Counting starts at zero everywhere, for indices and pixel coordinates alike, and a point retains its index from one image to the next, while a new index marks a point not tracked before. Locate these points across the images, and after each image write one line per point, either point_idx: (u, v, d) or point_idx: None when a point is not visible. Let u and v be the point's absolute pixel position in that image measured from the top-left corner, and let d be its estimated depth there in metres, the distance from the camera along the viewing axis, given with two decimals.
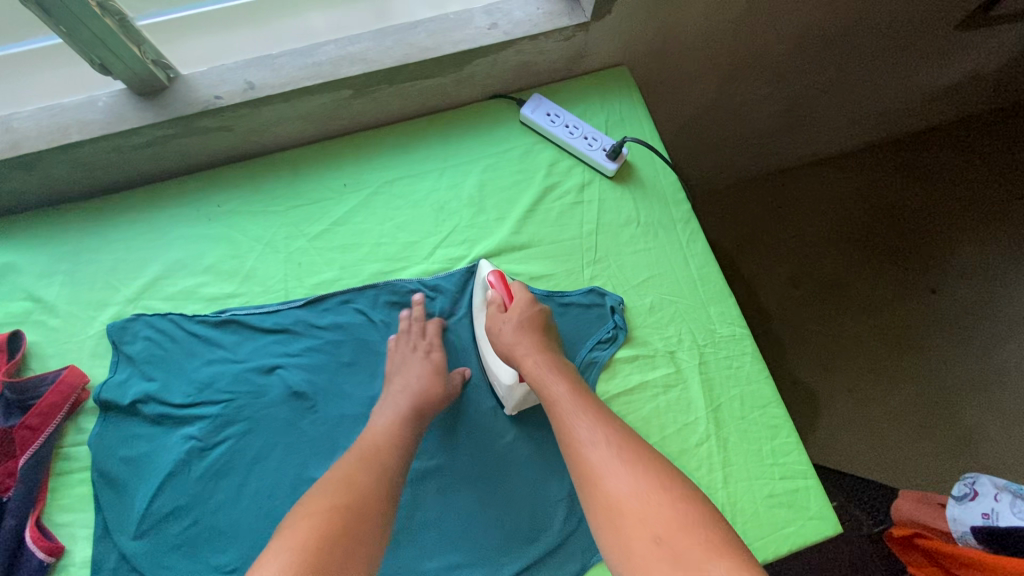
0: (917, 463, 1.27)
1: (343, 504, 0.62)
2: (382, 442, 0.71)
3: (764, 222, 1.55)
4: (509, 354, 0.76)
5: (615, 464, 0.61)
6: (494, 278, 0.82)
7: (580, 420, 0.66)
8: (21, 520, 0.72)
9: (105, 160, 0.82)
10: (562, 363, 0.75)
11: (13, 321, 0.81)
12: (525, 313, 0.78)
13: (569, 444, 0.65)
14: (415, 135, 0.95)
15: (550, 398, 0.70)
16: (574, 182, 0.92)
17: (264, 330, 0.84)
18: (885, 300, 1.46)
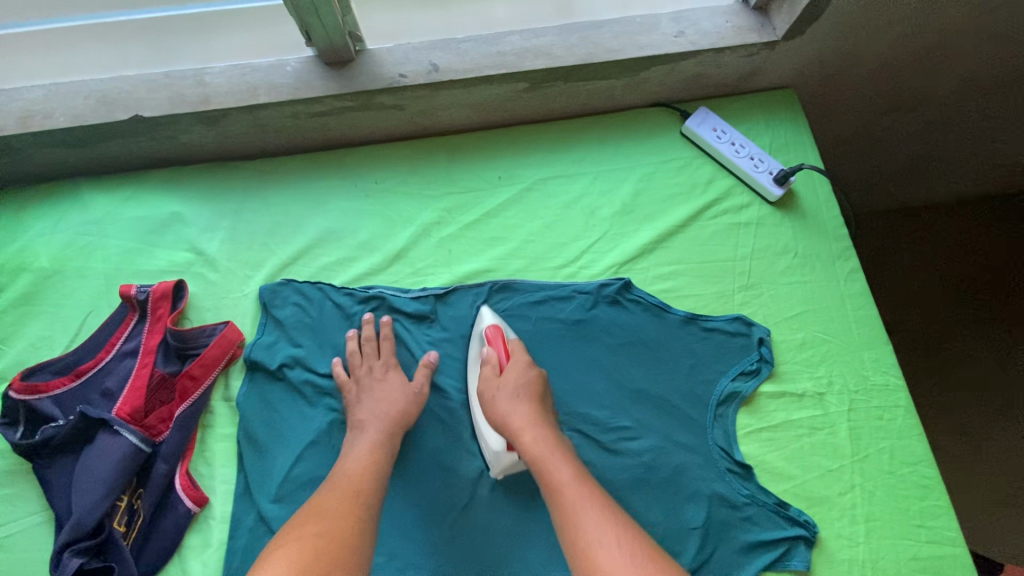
0: None
1: (318, 541, 0.58)
2: (358, 470, 0.68)
3: (927, 245, 1.27)
4: (504, 426, 0.71)
5: (626, 564, 0.57)
6: (491, 333, 0.78)
7: (584, 511, 0.62)
8: (173, 465, 0.74)
9: (280, 125, 0.83)
10: (557, 437, 0.71)
11: (177, 270, 0.83)
12: (523, 380, 0.74)
13: (571, 540, 0.61)
14: (571, 133, 0.92)
15: (549, 487, 0.65)
16: (734, 203, 0.88)
17: (402, 313, 0.84)
18: (1023, 377, 1.14)
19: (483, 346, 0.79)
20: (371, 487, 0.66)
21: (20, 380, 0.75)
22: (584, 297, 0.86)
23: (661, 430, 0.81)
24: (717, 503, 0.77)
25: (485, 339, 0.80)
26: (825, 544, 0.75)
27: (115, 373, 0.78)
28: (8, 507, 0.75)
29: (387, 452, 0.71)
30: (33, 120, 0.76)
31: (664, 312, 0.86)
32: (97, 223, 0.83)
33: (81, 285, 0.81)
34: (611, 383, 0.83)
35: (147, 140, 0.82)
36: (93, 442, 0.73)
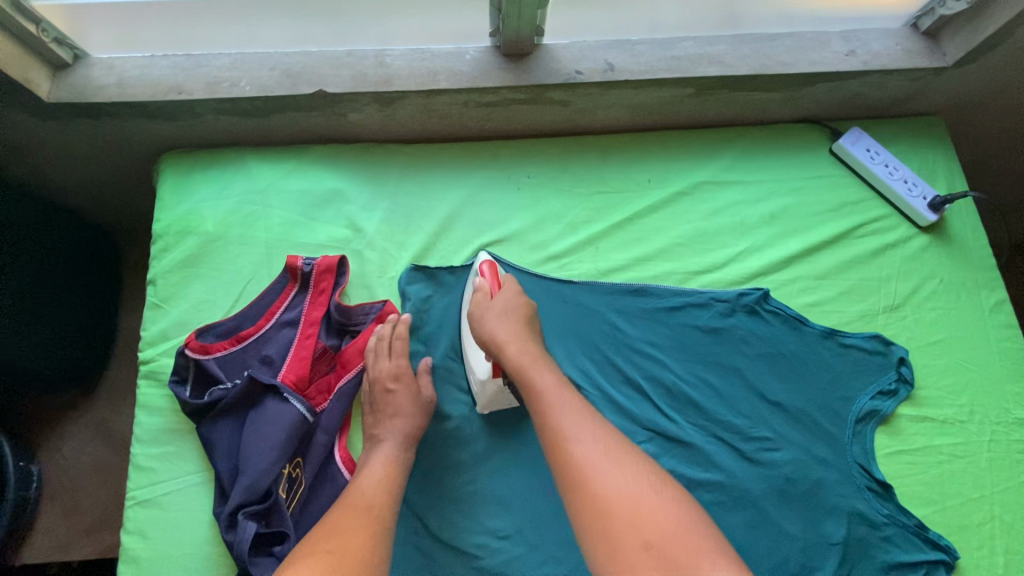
0: None
1: (328, 550, 0.57)
2: (370, 485, 0.67)
3: None
4: (489, 342, 0.71)
5: (604, 458, 0.59)
6: (484, 268, 0.78)
7: (563, 411, 0.63)
8: (333, 437, 0.76)
9: (447, 111, 0.85)
10: (542, 351, 0.71)
11: (336, 246, 0.84)
12: (510, 304, 0.74)
13: (556, 441, 0.61)
14: (720, 142, 0.92)
15: (528, 385, 0.66)
16: (881, 225, 0.89)
17: (536, 306, 0.84)
18: None
19: (476, 276, 0.78)
20: (384, 501, 0.65)
21: (193, 340, 0.77)
22: (721, 305, 0.85)
23: (801, 443, 0.78)
24: (857, 521, 0.76)
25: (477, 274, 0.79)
26: (964, 571, 0.74)
27: (276, 342, 0.79)
28: (166, 465, 0.75)
29: (402, 466, 0.71)
30: (220, 87, 0.79)
31: (802, 325, 0.84)
32: (261, 193, 0.85)
33: (243, 251, 0.83)
34: (746, 394, 0.81)
35: (319, 116, 0.84)
36: (259, 408, 0.74)
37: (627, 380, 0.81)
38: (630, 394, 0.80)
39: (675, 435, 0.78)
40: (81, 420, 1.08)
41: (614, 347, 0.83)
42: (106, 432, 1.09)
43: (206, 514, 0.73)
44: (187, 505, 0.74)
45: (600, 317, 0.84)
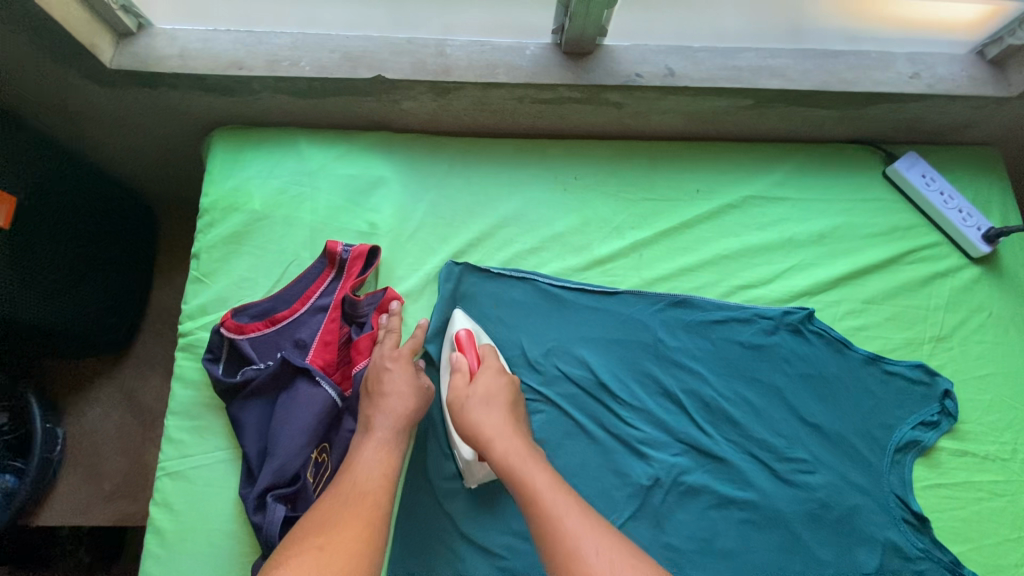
0: None
1: (319, 547, 0.54)
2: (365, 470, 0.64)
3: None
4: (471, 437, 0.67)
5: (618, 573, 0.52)
6: (462, 337, 0.75)
7: (562, 516, 0.57)
8: None
9: (502, 106, 0.84)
10: (531, 445, 0.66)
11: (378, 232, 0.84)
12: (492, 390, 0.70)
13: (554, 563, 0.55)
14: (773, 157, 0.91)
15: (523, 489, 0.60)
16: (932, 253, 0.87)
17: (575, 309, 0.83)
18: None
19: (455, 351, 0.75)
20: (381, 487, 0.63)
21: (228, 318, 0.75)
22: (765, 321, 0.83)
23: (838, 468, 0.77)
24: (890, 552, 0.74)
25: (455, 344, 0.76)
26: None
27: (309, 326, 0.78)
28: (196, 438, 0.75)
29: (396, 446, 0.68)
30: (279, 65, 0.79)
31: (845, 349, 0.82)
32: (309, 174, 0.85)
33: (286, 231, 0.83)
34: (784, 414, 0.79)
35: (374, 103, 0.84)
36: (291, 390, 0.73)
37: (662, 390, 0.80)
38: (665, 404, 0.79)
39: (710, 450, 0.77)
40: (109, 387, 1.09)
41: (652, 356, 0.81)
42: (131, 400, 1.09)
43: (231, 492, 0.73)
44: (213, 482, 0.73)
45: (640, 324, 0.83)
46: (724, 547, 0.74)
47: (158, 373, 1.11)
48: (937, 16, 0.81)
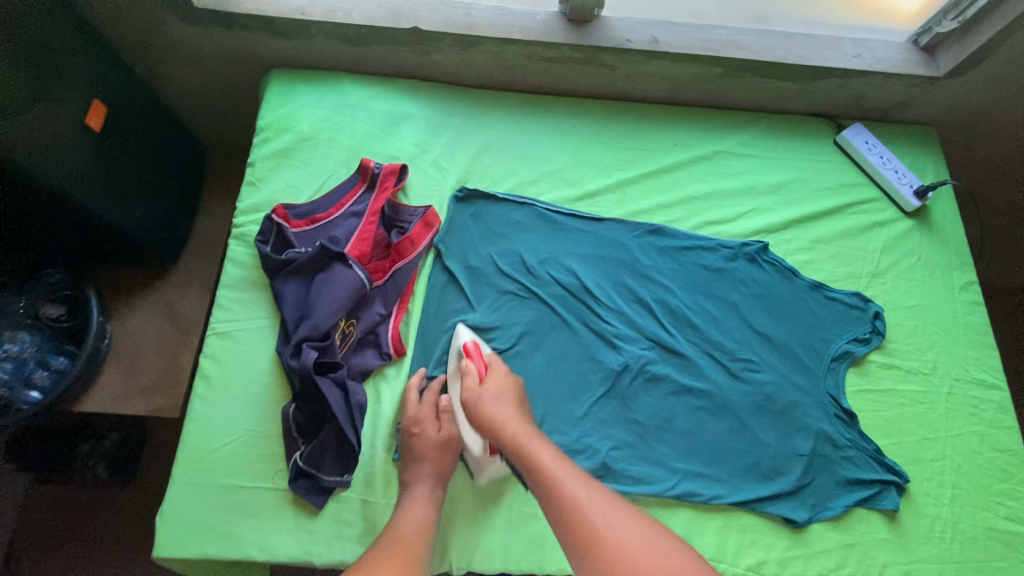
0: None
1: None
2: (407, 527, 0.70)
3: None
4: (485, 427, 0.73)
5: (608, 519, 0.60)
6: (471, 348, 0.83)
7: (564, 478, 0.64)
8: (390, 310, 0.88)
9: (514, 62, 1.01)
10: (536, 430, 0.73)
11: (404, 158, 0.99)
12: (503, 387, 0.77)
13: (557, 511, 0.62)
14: (740, 122, 1.08)
15: (529, 461, 0.67)
16: (872, 205, 1.03)
17: (566, 231, 0.98)
18: None
19: (462, 358, 0.83)
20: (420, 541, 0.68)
21: (280, 209, 0.91)
22: (726, 251, 0.98)
23: (782, 369, 0.91)
24: (822, 439, 0.87)
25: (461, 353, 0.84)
26: (912, 496, 0.85)
27: (343, 227, 0.93)
28: (242, 307, 0.89)
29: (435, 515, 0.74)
30: (335, 14, 0.96)
31: (793, 277, 0.97)
32: (350, 108, 1.02)
33: (327, 152, 0.99)
34: (738, 325, 0.93)
35: (408, 53, 1.01)
36: (327, 271, 0.87)
37: (635, 300, 0.94)
38: (636, 311, 0.93)
39: (672, 348, 0.91)
40: (152, 297, 1.22)
41: (630, 272, 0.96)
42: (170, 309, 1.22)
43: (269, 352, 0.87)
44: (253, 344, 0.87)
45: (620, 245, 0.98)
46: (682, 427, 0.87)
47: (196, 288, 1.25)
48: (882, 4, 0.99)
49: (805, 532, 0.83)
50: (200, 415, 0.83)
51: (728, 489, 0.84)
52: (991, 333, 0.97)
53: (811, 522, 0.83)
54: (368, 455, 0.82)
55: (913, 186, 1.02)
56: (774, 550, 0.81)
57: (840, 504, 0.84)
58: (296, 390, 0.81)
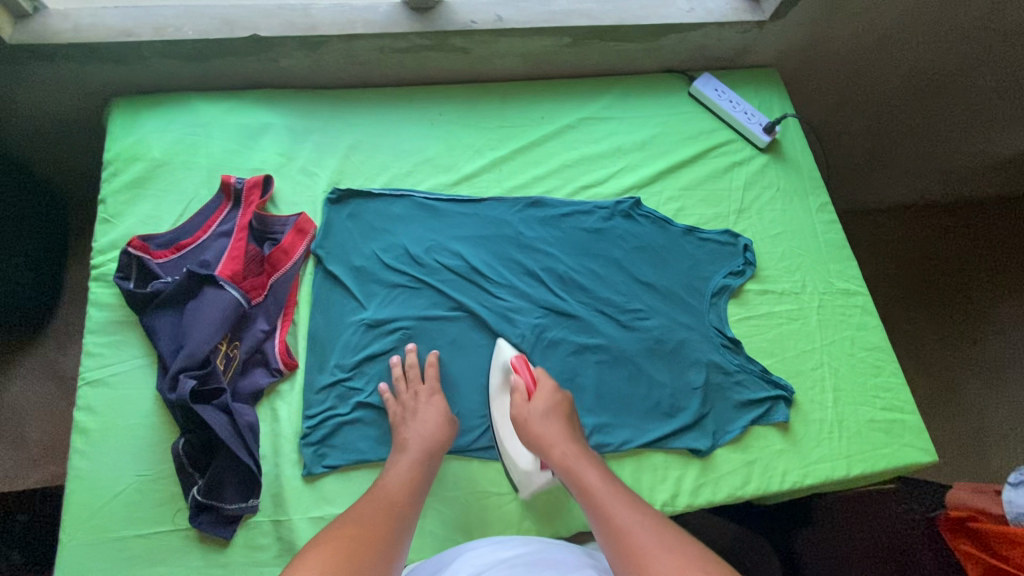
0: (966, 442, 1.42)
1: (352, 534, 0.61)
2: (398, 486, 0.71)
3: (886, 226, 1.70)
4: (537, 446, 0.77)
5: (655, 547, 0.63)
6: (517, 362, 0.84)
7: (613, 504, 0.68)
8: (274, 325, 0.86)
9: (368, 57, 1.01)
10: (585, 448, 0.78)
11: (269, 169, 0.96)
12: (552, 402, 0.80)
13: (608, 534, 0.66)
14: (599, 87, 1.12)
15: (580, 485, 0.72)
16: (730, 147, 1.10)
17: (447, 216, 0.98)
18: (955, 322, 1.56)
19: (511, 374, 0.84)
20: (405, 500, 0.69)
21: (137, 240, 0.86)
22: (603, 211, 1.02)
23: (668, 312, 0.96)
24: (713, 370, 0.93)
25: (510, 369, 0.85)
26: (800, 404, 0.92)
27: (213, 249, 0.89)
28: (114, 351, 0.83)
29: (424, 470, 0.74)
30: (166, 31, 0.92)
31: (667, 225, 1.02)
32: (203, 126, 0.98)
33: (186, 174, 0.95)
34: (624, 279, 0.98)
35: (255, 61, 0.98)
36: (199, 296, 0.83)
37: (525, 271, 0.96)
38: (527, 282, 0.95)
39: (567, 312, 0.93)
40: (30, 361, 1.14)
41: (515, 246, 0.98)
42: (52, 370, 1.14)
43: (151, 391, 0.82)
44: (132, 385, 0.82)
45: (503, 222, 0.99)
46: (585, 385, 0.90)
47: (78, 343, 1.17)
48: None
49: (710, 459, 0.87)
50: (83, 471, 0.77)
51: (636, 434, 0.87)
52: (848, 246, 1.06)
53: (714, 449, 0.88)
54: (272, 476, 0.79)
55: (762, 124, 1.10)
56: (685, 482, 0.85)
57: (737, 425, 0.89)
58: (182, 423, 0.77)
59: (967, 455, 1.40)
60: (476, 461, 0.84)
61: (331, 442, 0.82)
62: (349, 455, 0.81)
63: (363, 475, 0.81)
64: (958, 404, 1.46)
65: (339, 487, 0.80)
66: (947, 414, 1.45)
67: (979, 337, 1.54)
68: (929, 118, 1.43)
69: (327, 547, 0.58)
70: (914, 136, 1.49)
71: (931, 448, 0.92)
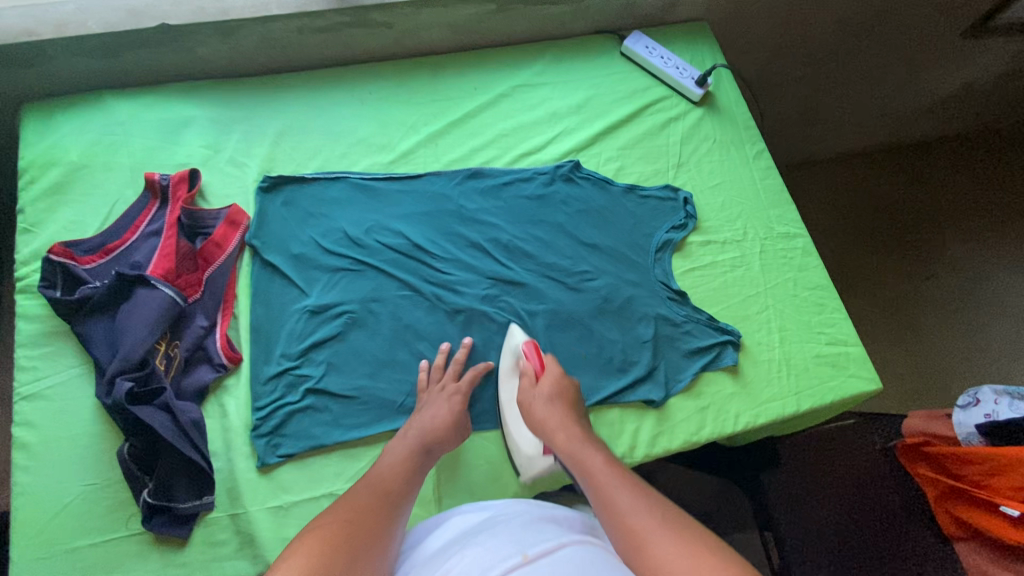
0: (915, 375, 1.48)
1: (347, 520, 0.60)
2: (392, 471, 0.70)
3: (828, 174, 1.75)
4: (540, 429, 0.77)
5: (659, 524, 0.58)
6: (528, 349, 0.84)
7: (614, 487, 0.65)
8: (214, 321, 0.84)
9: (287, 39, 0.98)
10: (589, 433, 0.76)
11: (196, 163, 0.94)
12: (558, 389, 0.80)
13: (604, 508, 0.63)
14: (530, 54, 1.12)
15: (581, 465, 0.70)
16: (665, 104, 1.10)
17: (385, 195, 0.97)
18: (901, 264, 1.61)
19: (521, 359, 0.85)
20: (399, 487, 0.68)
21: (58, 246, 0.82)
22: (543, 177, 1.02)
23: (614, 271, 0.97)
24: (662, 322, 0.94)
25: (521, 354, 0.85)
26: (748, 348, 0.94)
27: (143, 250, 0.86)
28: (48, 362, 0.81)
29: (420, 461, 0.73)
30: (67, 27, 0.88)
31: (608, 185, 1.03)
32: (121, 124, 0.94)
33: (108, 176, 0.91)
34: (568, 243, 0.98)
35: (167, 52, 0.94)
36: (131, 297, 0.81)
37: (469, 243, 0.95)
38: (472, 254, 0.95)
39: (514, 279, 0.93)
40: None
41: (457, 219, 0.97)
42: None
43: (92, 399, 0.80)
44: (71, 396, 0.80)
45: (442, 196, 0.98)
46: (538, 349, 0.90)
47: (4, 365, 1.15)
48: None
49: (665, 409, 0.89)
50: (28, 487, 0.75)
51: (590, 392, 0.88)
52: (786, 191, 1.08)
53: (668, 399, 0.89)
54: (226, 470, 0.78)
55: (694, 78, 1.10)
56: (642, 434, 0.87)
57: (688, 374, 0.91)
58: (124, 427, 0.75)
59: (918, 385, 1.46)
60: None
61: (284, 431, 0.81)
62: (302, 442, 0.81)
63: (320, 461, 0.81)
64: (904, 340, 1.52)
65: (296, 475, 0.79)
66: (895, 351, 1.51)
67: (922, 274, 1.60)
68: (860, 62, 1.46)
69: (318, 533, 0.57)
70: (849, 79, 1.52)
71: (877, 376, 0.95)
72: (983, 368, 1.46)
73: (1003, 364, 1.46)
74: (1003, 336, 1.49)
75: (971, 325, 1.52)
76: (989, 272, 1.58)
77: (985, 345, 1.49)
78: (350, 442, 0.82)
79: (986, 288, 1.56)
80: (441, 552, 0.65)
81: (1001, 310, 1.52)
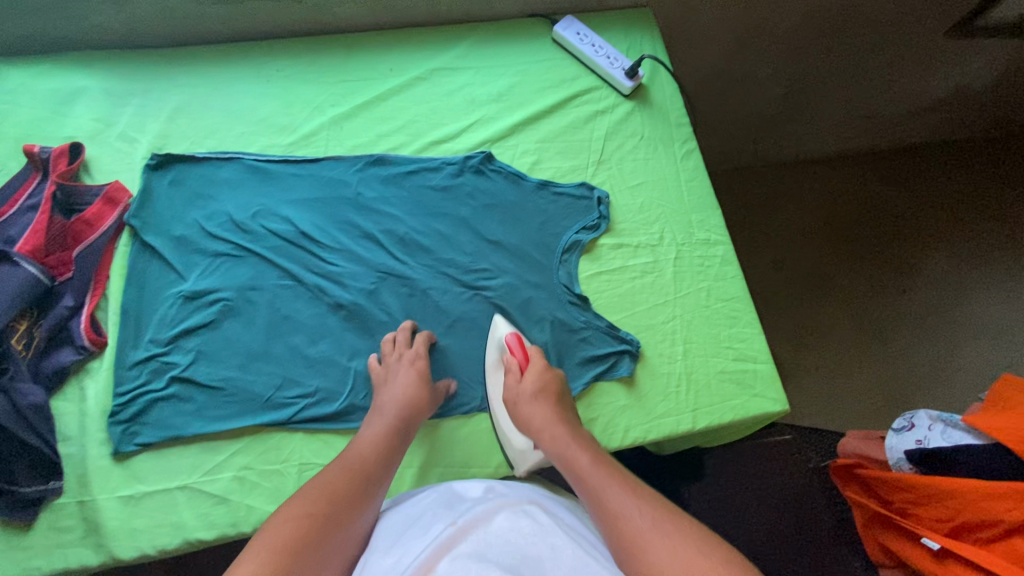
0: (867, 393, 1.41)
1: (312, 514, 0.58)
2: (366, 451, 0.69)
3: (798, 175, 1.66)
4: (528, 430, 0.74)
5: (652, 529, 0.57)
6: (511, 342, 0.83)
7: (607, 488, 0.63)
8: (81, 302, 0.81)
9: (187, 10, 0.94)
10: (577, 428, 0.74)
11: (83, 137, 0.91)
12: (543, 383, 0.77)
13: (603, 517, 0.61)
14: (454, 37, 1.06)
15: (572, 469, 0.67)
16: (592, 95, 1.04)
17: (280, 179, 0.93)
18: (868, 277, 1.53)
19: (505, 353, 0.83)
20: (377, 469, 0.67)
21: None
22: (451, 167, 0.97)
23: (515, 271, 0.92)
24: (558, 327, 0.90)
25: (505, 347, 0.84)
26: (647, 359, 0.89)
27: (18, 224, 0.81)
28: None
29: (399, 437, 0.73)
30: None
31: (520, 180, 0.97)
32: (11, 93, 0.91)
33: None
34: (470, 238, 0.93)
35: (60, 18, 0.91)
36: None
37: (364, 233, 0.91)
38: (365, 245, 0.91)
39: (406, 274, 0.89)
40: None
41: (354, 208, 0.93)
42: None
43: None
44: None
45: (340, 182, 0.94)
46: None
47: None
48: None
49: None
50: None
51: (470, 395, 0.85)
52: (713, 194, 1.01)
53: None
54: (78, 456, 0.76)
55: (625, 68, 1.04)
56: None
57: (580, 382, 0.87)
58: None
59: (868, 403, 1.39)
60: (300, 433, 0.80)
61: (144, 419, 0.78)
62: (160, 431, 0.78)
63: (176, 451, 0.78)
64: (862, 356, 1.45)
65: (152, 465, 0.77)
66: (849, 366, 1.44)
67: (891, 288, 1.52)
68: (834, 58, 1.37)
69: (283, 531, 0.55)
70: (822, 77, 1.43)
71: (784, 398, 0.89)
72: (939, 389, 1.40)
73: (961, 386, 1.39)
74: (969, 357, 1.43)
75: (936, 344, 1.45)
76: (963, 288, 1.50)
77: (948, 365, 1.43)
78: (211, 435, 0.79)
79: (959, 304, 1.49)
80: (402, 527, 0.64)
81: (970, 331, 1.46)
